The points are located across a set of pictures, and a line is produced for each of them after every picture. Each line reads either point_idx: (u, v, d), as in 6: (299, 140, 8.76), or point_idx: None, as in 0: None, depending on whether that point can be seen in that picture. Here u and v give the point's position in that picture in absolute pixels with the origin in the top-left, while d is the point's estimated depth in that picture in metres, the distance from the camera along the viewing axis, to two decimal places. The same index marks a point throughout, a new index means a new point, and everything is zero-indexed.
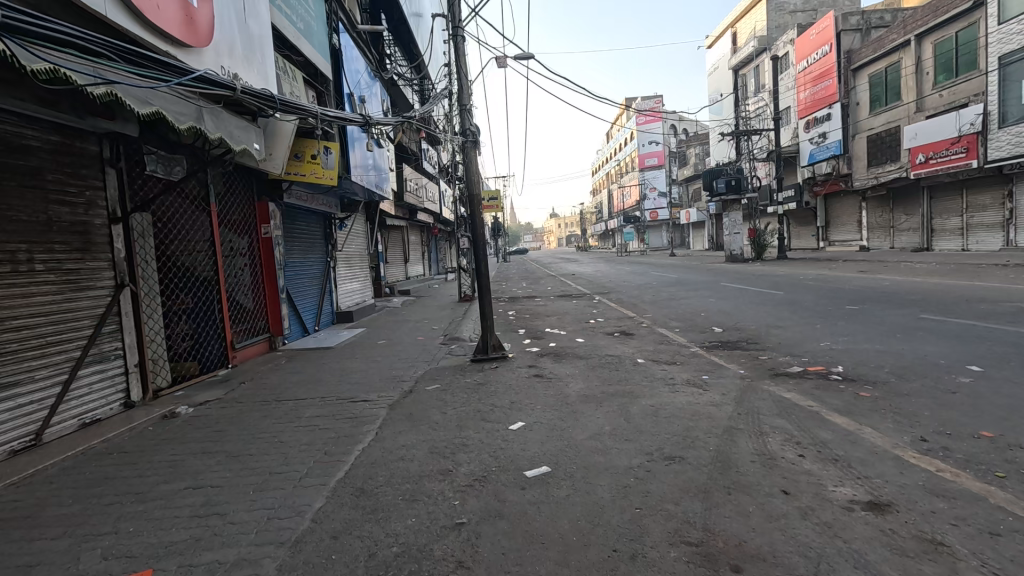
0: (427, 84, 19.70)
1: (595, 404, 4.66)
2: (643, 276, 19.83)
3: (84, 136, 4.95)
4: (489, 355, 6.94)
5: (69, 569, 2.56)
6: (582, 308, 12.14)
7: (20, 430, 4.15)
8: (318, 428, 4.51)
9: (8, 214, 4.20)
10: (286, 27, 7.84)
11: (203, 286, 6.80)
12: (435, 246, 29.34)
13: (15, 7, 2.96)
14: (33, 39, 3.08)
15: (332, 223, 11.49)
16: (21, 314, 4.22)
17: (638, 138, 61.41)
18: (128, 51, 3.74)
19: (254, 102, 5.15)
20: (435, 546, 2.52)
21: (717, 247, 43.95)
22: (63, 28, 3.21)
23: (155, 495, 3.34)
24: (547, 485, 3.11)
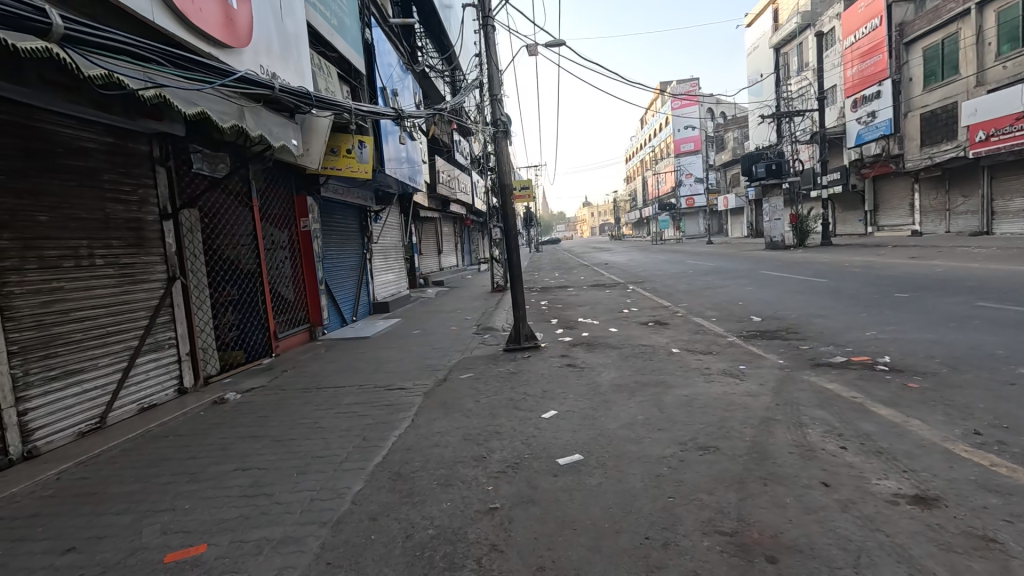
0: (458, 75, 19.74)
1: (628, 394, 4.64)
2: (679, 266, 19.44)
3: (135, 136, 5.22)
4: (522, 345, 6.98)
5: (132, 541, 2.76)
6: (615, 298, 12.03)
7: (85, 414, 4.47)
8: (356, 415, 4.67)
9: (70, 212, 4.48)
10: (320, 24, 7.98)
11: (247, 279, 7.10)
12: (468, 237, 29.54)
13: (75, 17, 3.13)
14: (90, 47, 3.25)
15: (368, 216, 11.75)
16: (85, 305, 4.53)
17: (674, 123, 59.80)
18: (172, 55, 3.90)
19: (291, 99, 5.30)
20: (468, 530, 2.59)
21: (757, 234, 42.52)
22: (118, 36, 3.38)
23: (207, 476, 3.55)
24: (579, 473, 3.13)
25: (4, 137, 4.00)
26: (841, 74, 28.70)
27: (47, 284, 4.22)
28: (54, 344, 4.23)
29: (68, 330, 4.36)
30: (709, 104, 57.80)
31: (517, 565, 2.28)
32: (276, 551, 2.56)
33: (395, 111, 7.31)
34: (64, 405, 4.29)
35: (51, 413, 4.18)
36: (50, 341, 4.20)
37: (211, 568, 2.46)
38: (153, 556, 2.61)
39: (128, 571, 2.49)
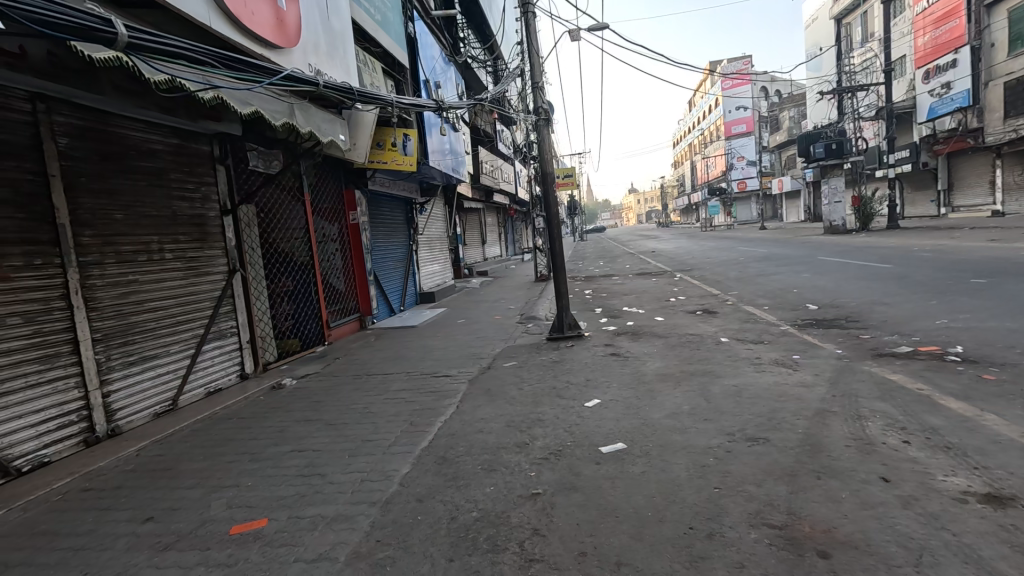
0: (500, 64, 19.67)
1: (673, 384, 4.55)
2: (729, 253, 18.76)
3: (197, 137, 5.54)
4: (565, 334, 6.96)
5: (202, 513, 2.99)
6: (661, 286, 11.77)
7: (160, 396, 4.85)
8: (403, 401, 4.83)
9: (141, 210, 4.83)
10: (364, 20, 8.15)
11: (301, 270, 7.43)
12: (512, 228, 29.60)
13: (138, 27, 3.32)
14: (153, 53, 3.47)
15: (413, 207, 11.99)
16: (157, 296, 4.89)
17: (724, 104, 57.32)
18: (226, 56, 4.02)
19: (336, 95, 5.43)
20: (511, 514, 2.64)
21: (815, 219, 40.28)
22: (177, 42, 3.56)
23: (267, 456, 3.78)
24: (622, 461, 3.12)
25: (85, 142, 4.35)
26: (911, 43, 26.56)
27: (125, 276, 4.58)
28: (132, 332, 4.59)
29: (143, 318, 4.72)
30: (762, 83, 55.06)
31: (558, 550, 2.30)
32: (330, 528, 2.70)
33: (437, 103, 7.36)
34: (141, 388, 4.66)
35: (131, 395, 4.55)
36: (128, 328, 4.57)
37: (272, 541, 2.63)
38: (221, 528, 2.82)
39: (199, 540, 2.70)
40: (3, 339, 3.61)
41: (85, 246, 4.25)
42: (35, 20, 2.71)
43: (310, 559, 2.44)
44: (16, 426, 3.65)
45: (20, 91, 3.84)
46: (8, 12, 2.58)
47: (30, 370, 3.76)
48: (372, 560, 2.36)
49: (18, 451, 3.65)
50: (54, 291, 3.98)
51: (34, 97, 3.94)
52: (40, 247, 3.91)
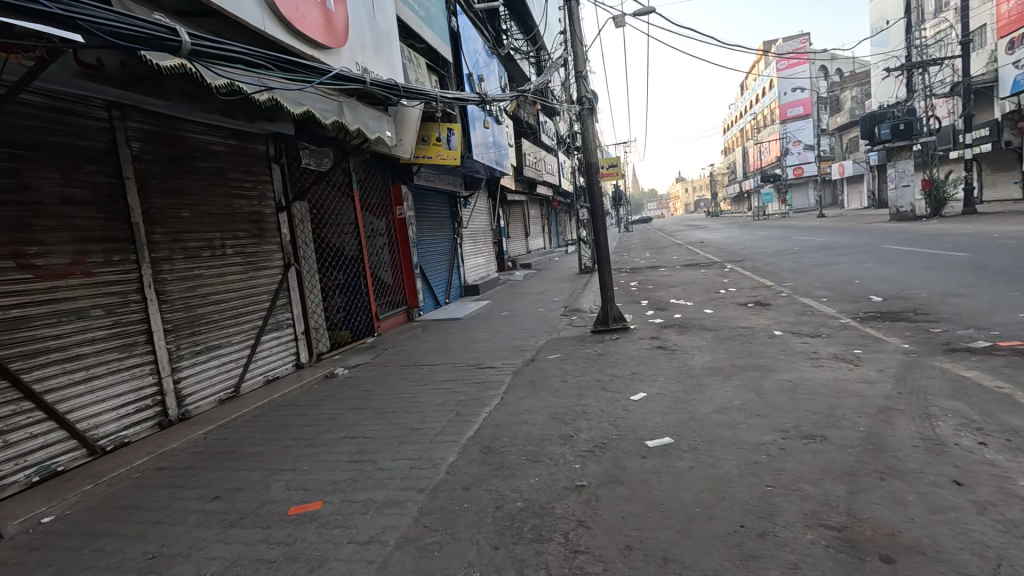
0: (543, 55, 19.45)
1: (723, 378, 4.41)
2: (783, 242, 17.92)
3: (253, 138, 5.81)
4: (610, 327, 6.86)
5: (263, 494, 3.17)
6: (710, 278, 11.40)
7: (224, 383, 5.16)
8: (449, 391, 4.93)
9: (205, 208, 5.13)
10: (408, 16, 8.26)
11: (351, 264, 7.69)
12: (555, 220, 29.39)
13: (199, 34, 3.38)
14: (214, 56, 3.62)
15: (458, 201, 12.13)
16: (220, 290, 5.19)
17: (780, 85, 54.52)
18: (280, 58, 4.06)
19: (382, 92, 5.48)
20: (556, 505, 2.65)
21: (880, 204, 37.78)
22: (234, 47, 3.62)
23: (321, 442, 3.96)
24: (668, 456, 3.06)
25: (154, 146, 4.65)
26: (994, 10, 24.27)
27: (191, 271, 4.89)
28: (198, 323, 4.90)
29: (208, 311, 5.03)
30: (821, 61, 51.91)
31: (603, 542, 2.30)
32: (380, 512, 2.80)
33: (481, 96, 7.36)
34: (207, 376, 4.96)
35: (198, 382, 4.86)
36: (195, 320, 4.87)
37: (327, 522, 2.76)
38: (280, 508, 2.98)
39: (261, 519, 2.87)
40: (88, 330, 3.94)
41: (156, 244, 4.56)
42: (110, 32, 2.88)
43: (361, 541, 2.54)
44: (100, 409, 3.98)
45: (98, 100, 4.15)
46: (85, 25, 2.77)
47: (111, 358, 4.08)
48: (420, 545, 2.44)
49: (102, 431, 3.98)
50: (131, 285, 4.30)
51: (110, 105, 4.25)
52: (118, 244, 4.23)
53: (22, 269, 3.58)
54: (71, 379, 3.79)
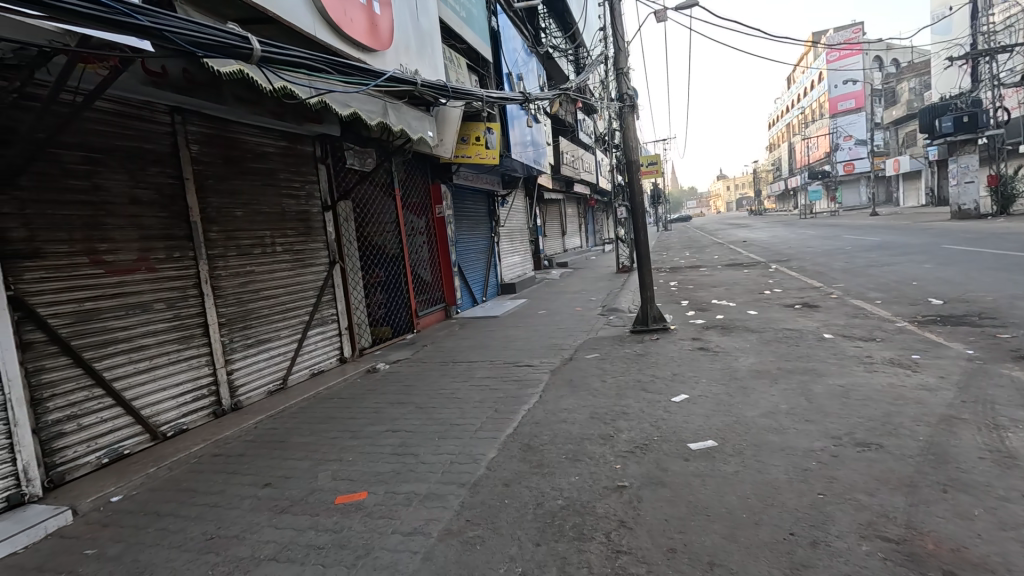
0: (581, 52, 19.29)
1: (769, 381, 4.28)
2: (832, 241, 17.17)
3: (301, 139, 6.02)
4: (650, 327, 6.76)
5: (311, 483, 3.29)
6: (754, 278, 11.04)
7: (273, 375, 5.38)
8: (488, 388, 4.98)
9: (257, 208, 5.36)
10: (450, 17, 8.36)
11: (392, 262, 7.86)
12: (592, 219, 29.13)
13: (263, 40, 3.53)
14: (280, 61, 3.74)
15: (495, 200, 12.20)
16: (270, 285, 5.41)
17: (830, 78, 52.18)
18: (340, 62, 4.14)
19: (429, 92, 5.57)
20: (597, 504, 2.64)
21: (940, 202, 35.59)
22: (295, 52, 3.70)
23: (365, 434, 4.08)
24: (712, 459, 3.00)
25: (211, 148, 4.89)
26: None
27: (244, 267, 5.12)
28: (249, 318, 5.12)
29: (259, 306, 5.25)
30: (875, 52, 49.38)
31: (646, 543, 2.27)
32: (423, 504, 2.86)
33: (523, 95, 7.40)
34: (257, 368, 5.18)
35: (249, 373, 5.08)
36: (247, 314, 5.10)
37: (372, 512, 2.84)
38: (327, 497, 3.09)
39: (310, 507, 2.98)
40: (151, 323, 4.18)
41: (212, 241, 4.79)
42: (190, 41, 3.01)
43: (405, 531, 2.60)
44: (161, 397, 4.22)
45: (162, 105, 4.39)
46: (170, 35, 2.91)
47: (171, 349, 4.32)
48: (463, 538, 2.48)
49: (162, 418, 4.23)
50: (190, 280, 4.54)
51: (172, 110, 4.49)
52: (178, 242, 4.47)
53: (94, 264, 3.83)
54: (136, 368, 4.03)
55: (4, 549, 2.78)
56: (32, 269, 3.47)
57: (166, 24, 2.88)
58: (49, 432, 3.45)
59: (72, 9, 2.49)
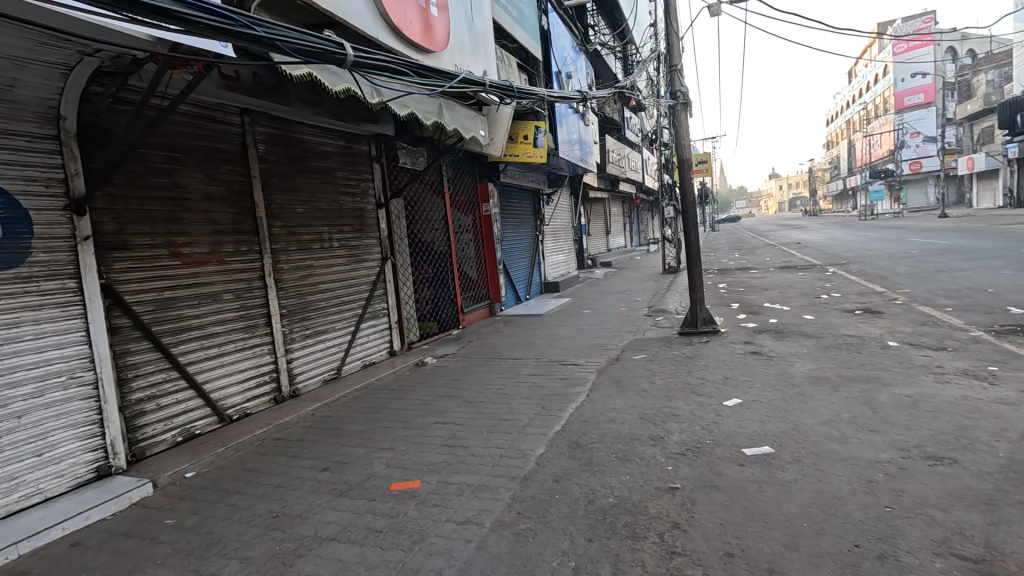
0: (631, 49, 19.00)
1: (828, 388, 4.12)
2: (897, 244, 16.23)
3: (358, 139, 6.25)
4: (699, 329, 6.61)
5: (367, 469, 3.43)
6: (810, 281, 10.61)
7: (328, 365, 5.61)
8: (535, 385, 5.02)
9: (316, 205, 5.60)
10: (502, 17, 8.44)
11: (440, 258, 8.02)
12: (637, 218, 28.68)
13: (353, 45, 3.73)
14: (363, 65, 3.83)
15: (541, 198, 12.22)
16: (327, 279, 5.65)
17: (896, 71, 49.15)
18: (418, 65, 4.30)
19: (496, 92, 5.65)
20: (649, 504, 2.63)
21: (1019, 204, 32.88)
22: (378, 56, 3.85)
23: (416, 425, 4.20)
24: (769, 466, 2.92)
25: (277, 147, 5.14)
26: None
27: (303, 262, 5.36)
28: (308, 310, 5.37)
29: (316, 299, 5.49)
30: (948, 43, 46.13)
31: (702, 546, 2.25)
32: (475, 495, 2.94)
33: (581, 95, 7.25)
34: (314, 357, 5.42)
35: (307, 362, 5.32)
36: (305, 306, 5.34)
37: (426, 500, 2.94)
38: (383, 483, 3.22)
39: (367, 492, 3.11)
40: (220, 312, 4.45)
41: (276, 236, 5.05)
42: (294, 48, 3.26)
43: (459, 520, 2.68)
44: (228, 382, 4.48)
45: (233, 107, 4.66)
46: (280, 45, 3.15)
47: (237, 337, 4.59)
48: (515, 530, 2.52)
49: (229, 402, 4.49)
50: (255, 273, 4.80)
51: (243, 111, 4.75)
52: (246, 236, 4.74)
53: (173, 256, 4.11)
54: (207, 354, 4.31)
55: (96, 514, 3.05)
56: (121, 260, 3.75)
57: (276, 34, 3.11)
58: (132, 410, 3.74)
59: (204, 25, 2.74)
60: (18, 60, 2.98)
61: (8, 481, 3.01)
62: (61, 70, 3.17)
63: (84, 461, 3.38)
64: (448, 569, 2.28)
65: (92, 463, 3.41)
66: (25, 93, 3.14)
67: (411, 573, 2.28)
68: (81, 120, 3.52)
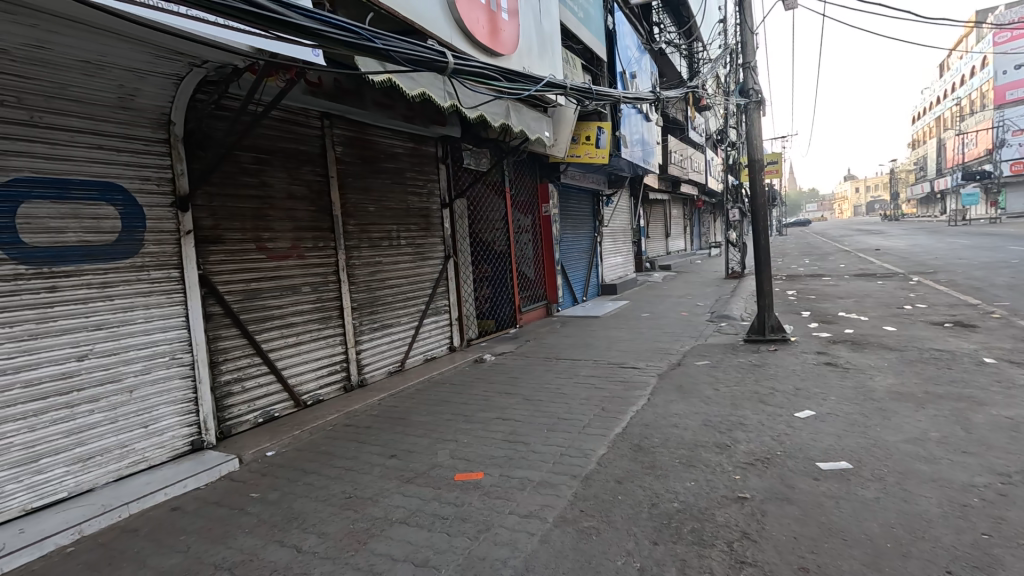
0: (697, 46, 18.41)
1: (914, 405, 3.84)
2: (993, 252, 14.81)
3: (425, 141, 6.46)
4: (767, 337, 6.33)
5: (431, 458, 3.56)
6: (891, 290, 9.89)
7: (393, 357, 5.85)
8: (595, 386, 5.00)
9: (386, 204, 5.85)
10: (568, 18, 8.45)
11: (499, 258, 8.14)
12: (699, 220, 27.77)
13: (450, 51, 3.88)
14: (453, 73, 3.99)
15: (600, 199, 12.11)
16: (394, 275, 5.89)
17: (997, 63, 44.73)
18: (508, 70, 4.44)
19: (574, 93, 5.66)
20: (716, 512, 2.58)
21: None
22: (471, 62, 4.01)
23: (477, 419, 4.31)
24: (847, 481, 2.79)
25: (353, 150, 5.42)
26: None
27: (374, 258, 5.62)
28: (376, 304, 5.62)
29: (384, 294, 5.74)
30: None
31: (774, 558, 2.19)
32: (537, 490, 2.99)
33: (654, 95, 7.13)
34: (381, 349, 5.67)
35: (374, 354, 5.57)
36: (374, 301, 5.60)
37: (489, 492, 3.02)
38: (448, 473, 3.33)
39: (433, 480, 3.23)
40: (299, 303, 4.76)
41: (349, 233, 5.33)
42: (408, 59, 3.51)
43: (522, 514, 2.73)
44: (304, 369, 4.78)
45: (315, 111, 4.95)
46: (393, 55, 3.39)
47: (313, 327, 4.88)
48: (578, 527, 2.55)
49: (304, 388, 4.79)
50: (330, 268, 5.08)
51: (323, 115, 5.04)
52: (323, 233, 5.03)
53: (259, 251, 4.44)
54: (286, 342, 4.62)
55: (192, 483, 3.35)
56: (215, 253, 4.09)
57: (391, 45, 3.38)
58: (222, 390, 4.08)
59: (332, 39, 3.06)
60: (139, 72, 3.32)
61: (120, 448, 3.36)
62: (173, 81, 3.51)
63: (181, 435, 3.72)
64: (512, 559, 2.34)
65: (187, 436, 3.75)
66: (143, 101, 3.50)
67: (478, 561, 2.35)
68: (187, 125, 3.86)
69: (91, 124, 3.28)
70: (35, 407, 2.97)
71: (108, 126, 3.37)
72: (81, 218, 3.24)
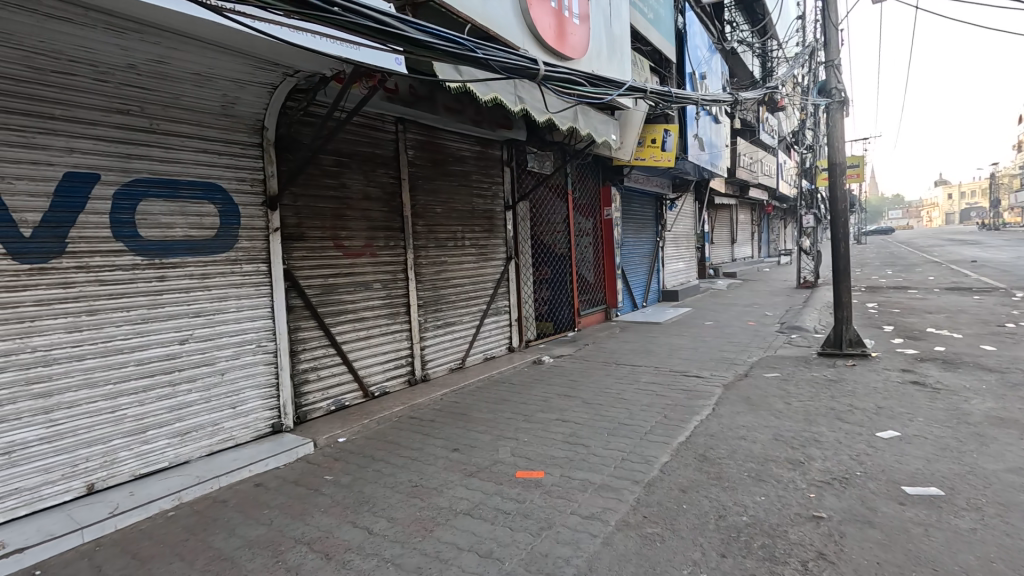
0: (771, 45, 17.62)
1: (1018, 433, 3.50)
2: None
3: (491, 144, 6.60)
4: (844, 351, 5.96)
5: (493, 454, 3.65)
6: (990, 306, 9.00)
7: (454, 354, 6.01)
8: (657, 394, 4.91)
9: (452, 205, 6.02)
10: (637, 19, 8.36)
11: (560, 260, 8.16)
12: (769, 227, 26.46)
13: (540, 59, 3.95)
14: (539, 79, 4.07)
15: (664, 203, 11.85)
16: (458, 275, 6.05)
17: None
18: (593, 75, 4.48)
19: (653, 96, 5.63)
20: (789, 530, 2.48)
21: None
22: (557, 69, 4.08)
23: (537, 419, 4.35)
24: (937, 509, 2.59)
25: (424, 153, 5.63)
26: None
27: (439, 258, 5.80)
28: (441, 302, 5.80)
29: (448, 292, 5.91)
30: None
31: None
32: (598, 492, 2.99)
33: (732, 95, 7.04)
34: (443, 345, 5.85)
35: (436, 350, 5.75)
36: (439, 298, 5.78)
37: (550, 491, 3.05)
38: (509, 469, 3.39)
39: (495, 475, 3.31)
40: (371, 299, 5.01)
41: (418, 233, 5.54)
42: (504, 66, 3.71)
43: (584, 515, 2.74)
44: (373, 361, 5.02)
45: (390, 116, 5.19)
46: (491, 63, 3.61)
47: (382, 322, 5.11)
48: (641, 532, 2.53)
49: (372, 379, 5.02)
50: (399, 266, 5.31)
51: (397, 120, 5.27)
52: (394, 233, 5.26)
53: (337, 248, 4.71)
54: (358, 335, 4.87)
55: (273, 463, 3.61)
56: (297, 249, 4.38)
57: (491, 55, 3.58)
58: (299, 378, 4.35)
59: (441, 51, 3.30)
60: (241, 83, 3.62)
61: (212, 426, 3.68)
62: (269, 89, 3.80)
63: (263, 417, 4.01)
64: (576, 558, 2.36)
65: (268, 419, 4.04)
66: (242, 109, 3.80)
67: (541, 557, 2.39)
68: (278, 130, 4.16)
69: (198, 129, 3.61)
70: (144, 383, 3.31)
71: (212, 131, 3.70)
72: (186, 215, 3.58)
